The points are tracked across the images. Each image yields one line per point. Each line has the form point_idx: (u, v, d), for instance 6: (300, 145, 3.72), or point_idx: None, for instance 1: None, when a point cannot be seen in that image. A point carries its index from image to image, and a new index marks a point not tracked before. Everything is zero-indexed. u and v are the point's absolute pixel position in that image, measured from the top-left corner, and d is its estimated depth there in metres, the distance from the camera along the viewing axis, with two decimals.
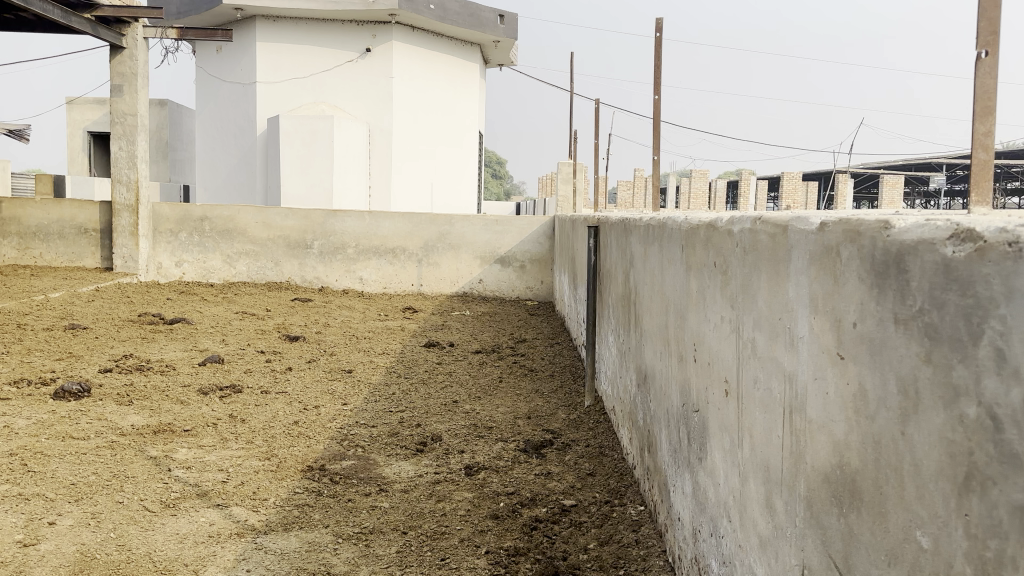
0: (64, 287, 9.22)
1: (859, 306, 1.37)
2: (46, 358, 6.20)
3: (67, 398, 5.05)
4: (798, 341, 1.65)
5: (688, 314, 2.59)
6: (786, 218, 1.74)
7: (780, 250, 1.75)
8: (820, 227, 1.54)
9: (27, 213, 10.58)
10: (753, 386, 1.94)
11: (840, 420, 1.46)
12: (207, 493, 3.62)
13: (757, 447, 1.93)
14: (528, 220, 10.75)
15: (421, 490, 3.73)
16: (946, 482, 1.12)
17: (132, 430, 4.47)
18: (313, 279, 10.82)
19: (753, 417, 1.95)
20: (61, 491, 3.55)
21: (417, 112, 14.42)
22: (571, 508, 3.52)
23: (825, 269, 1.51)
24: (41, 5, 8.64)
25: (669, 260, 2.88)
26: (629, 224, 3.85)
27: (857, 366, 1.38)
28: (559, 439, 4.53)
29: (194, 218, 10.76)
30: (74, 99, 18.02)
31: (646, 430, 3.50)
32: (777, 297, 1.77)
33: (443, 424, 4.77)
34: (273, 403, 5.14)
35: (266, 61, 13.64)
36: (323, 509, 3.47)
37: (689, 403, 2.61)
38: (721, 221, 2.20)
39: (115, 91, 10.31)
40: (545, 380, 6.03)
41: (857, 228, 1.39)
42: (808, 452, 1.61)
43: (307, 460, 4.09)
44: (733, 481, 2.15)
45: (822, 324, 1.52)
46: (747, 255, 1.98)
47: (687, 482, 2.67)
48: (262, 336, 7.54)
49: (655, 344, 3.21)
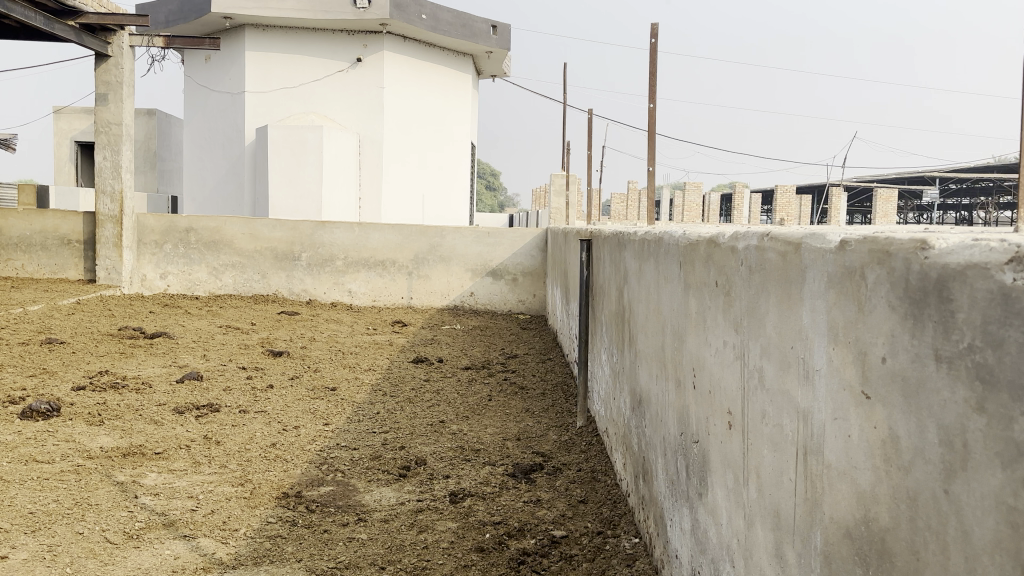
0: (43, 300, 8.97)
1: (890, 338, 1.18)
2: (18, 374, 5.98)
3: (35, 417, 4.82)
4: (815, 373, 1.45)
5: (686, 335, 2.40)
6: (799, 233, 1.55)
7: (793, 270, 1.56)
8: (840, 244, 1.35)
9: (9, 224, 10.35)
10: (760, 422, 1.75)
11: (867, 468, 1.26)
12: (174, 523, 3.40)
13: (765, 489, 1.74)
14: (521, 233, 10.57)
15: (402, 520, 3.51)
16: (1006, 558, 0.94)
17: (100, 452, 4.24)
18: (300, 292, 10.60)
19: (761, 455, 1.75)
20: (18, 521, 3.32)
21: (408, 123, 14.24)
22: (561, 540, 3.32)
23: (847, 293, 1.32)
24: (22, 11, 8.44)
25: (665, 276, 2.70)
26: (623, 239, 3.66)
27: (888, 410, 1.19)
28: (550, 463, 4.33)
29: (179, 229, 10.53)
30: (61, 108, 17.81)
31: (640, 457, 3.31)
32: (788, 323, 1.58)
33: (428, 446, 4.56)
34: (251, 424, 4.91)
35: (255, 70, 13.47)
36: (297, 542, 3.26)
37: (688, 433, 2.42)
38: (724, 236, 2.01)
39: (99, 100, 10.10)
40: (536, 398, 5.82)
41: (886, 248, 1.21)
42: (827, 500, 1.41)
43: (283, 486, 3.87)
44: (737, 524, 1.95)
45: (842, 356, 1.33)
46: (754, 276, 1.79)
47: (685, 518, 2.47)
48: (244, 351, 7.32)
49: (651, 366, 3.02)
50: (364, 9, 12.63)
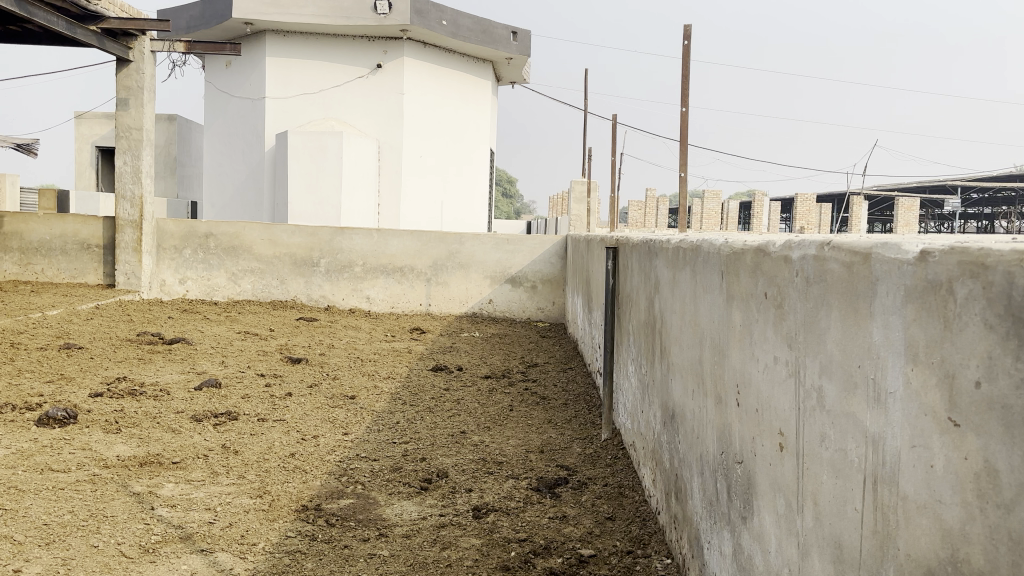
0: (63, 304, 8.95)
1: (987, 360, 1.07)
2: (35, 379, 5.93)
3: (50, 425, 4.75)
4: (887, 396, 1.33)
5: (729, 349, 2.28)
6: (868, 243, 1.44)
7: (858, 283, 1.45)
8: (921, 255, 1.23)
9: (29, 228, 10.37)
10: (818, 445, 1.63)
11: (954, 501, 1.14)
12: (191, 536, 3.31)
13: (824, 518, 1.61)
14: (541, 240, 10.45)
15: (424, 535, 3.40)
16: None
17: (117, 462, 4.16)
18: (318, 298, 10.54)
19: (820, 480, 1.62)
20: (32, 533, 3.24)
21: (427, 129, 14.17)
22: (589, 559, 3.19)
23: (929, 308, 1.20)
24: (44, 15, 8.43)
25: (704, 287, 2.59)
26: (654, 247, 3.55)
27: (984, 439, 1.08)
28: (574, 477, 4.22)
29: (199, 235, 10.50)
30: (82, 114, 17.93)
31: (672, 474, 3.19)
32: (854, 340, 1.46)
33: (450, 458, 4.45)
34: (270, 432, 4.83)
35: (275, 76, 13.48)
36: (317, 558, 3.15)
37: (730, 452, 2.30)
38: (776, 245, 1.90)
39: (121, 105, 10.09)
40: (559, 410, 5.69)
41: (981, 259, 1.09)
42: (901, 535, 1.29)
43: (302, 499, 3.77)
44: (787, 553, 1.83)
45: (923, 378, 1.22)
46: (811, 288, 1.67)
47: (725, 542, 2.35)
48: (263, 358, 7.24)
49: (686, 380, 2.89)
50: (384, 14, 12.61)
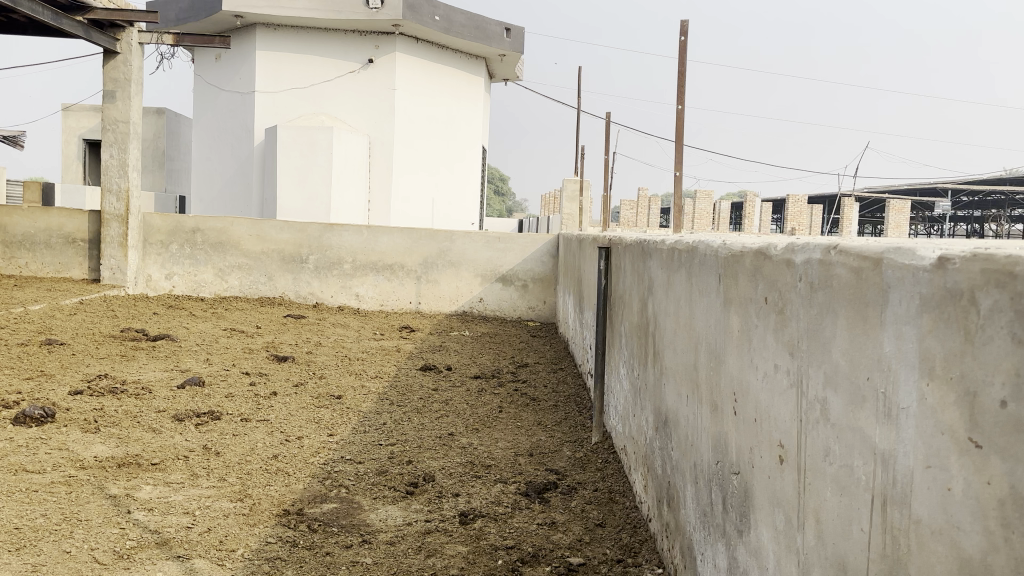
0: (45, 299, 8.79)
1: (1015, 377, 0.99)
2: (14, 376, 5.79)
3: (28, 423, 4.63)
4: (899, 413, 1.24)
5: (726, 355, 2.19)
6: (877, 248, 1.35)
7: (868, 288, 1.36)
8: (938, 261, 1.15)
9: (13, 221, 10.21)
10: (822, 459, 1.55)
11: (973, 529, 1.06)
12: (168, 541, 3.20)
13: (827, 537, 1.52)
14: (532, 238, 10.35)
15: (409, 542, 3.30)
16: None
17: (94, 463, 4.05)
18: (307, 295, 10.42)
19: (822, 497, 1.54)
20: (2, 537, 3.13)
21: (420, 125, 14.06)
22: (578, 567, 3.10)
23: (948, 319, 1.12)
24: (30, 5, 8.28)
25: (700, 290, 2.50)
26: (648, 247, 3.46)
27: (1010, 463, 1.00)
28: (564, 481, 4.13)
29: (185, 230, 10.36)
30: (70, 106, 17.74)
31: (664, 481, 3.10)
32: (862, 351, 1.37)
33: (437, 461, 4.35)
34: (252, 433, 4.72)
35: (265, 69, 13.33)
36: (297, 564, 3.06)
37: (726, 461, 2.21)
38: (778, 247, 1.81)
39: (108, 97, 9.94)
40: (549, 411, 5.60)
41: (1009, 267, 1.01)
42: (913, 561, 1.20)
43: (284, 503, 3.67)
44: (786, 570, 1.74)
45: (940, 393, 1.13)
46: (815, 294, 1.59)
47: (720, 554, 2.26)
48: (248, 356, 7.11)
49: (680, 385, 2.81)
50: (376, 9, 12.51)
